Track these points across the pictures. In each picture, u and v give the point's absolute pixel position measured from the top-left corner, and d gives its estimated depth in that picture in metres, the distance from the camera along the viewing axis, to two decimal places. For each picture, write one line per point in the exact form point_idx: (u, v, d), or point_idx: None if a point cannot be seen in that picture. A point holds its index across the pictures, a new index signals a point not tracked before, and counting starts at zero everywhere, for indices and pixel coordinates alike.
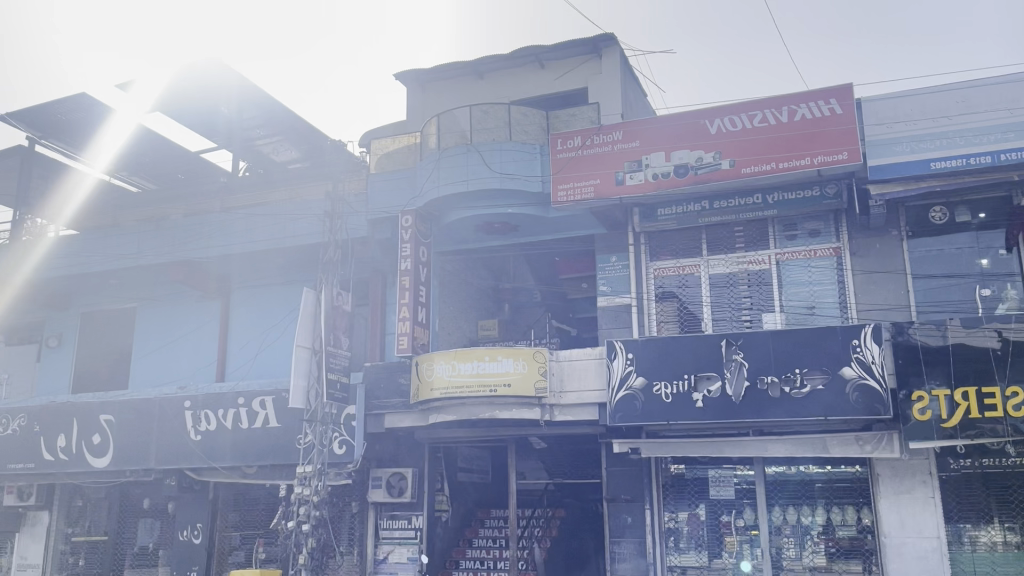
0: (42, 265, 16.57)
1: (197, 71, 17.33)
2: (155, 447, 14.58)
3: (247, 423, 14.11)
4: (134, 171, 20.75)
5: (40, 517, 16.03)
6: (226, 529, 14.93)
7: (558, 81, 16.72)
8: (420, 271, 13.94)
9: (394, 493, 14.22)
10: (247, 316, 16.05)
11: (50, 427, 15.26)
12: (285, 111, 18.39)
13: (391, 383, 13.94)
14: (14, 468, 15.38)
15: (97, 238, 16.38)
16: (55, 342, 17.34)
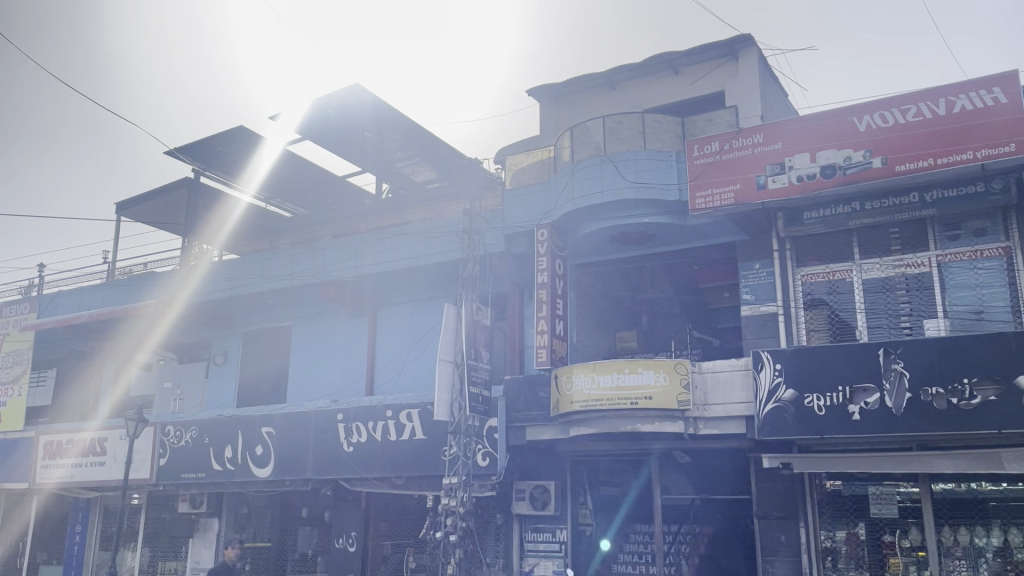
0: (210, 287, 17.80)
1: (343, 99, 18.19)
2: (312, 458, 15.30)
3: (395, 435, 14.59)
4: (287, 196, 22.01)
5: (212, 523, 17.18)
6: (378, 537, 15.45)
7: (693, 86, 16.41)
8: (558, 283, 13.90)
9: (537, 505, 14.38)
10: (393, 332, 16.62)
11: (218, 439, 16.36)
12: (424, 132, 19.01)
13: (533, 396, 14.05)
14: (188, 477, 16.54)
15: (255, 261, 17.42)
16: (221, 358, 18.60)
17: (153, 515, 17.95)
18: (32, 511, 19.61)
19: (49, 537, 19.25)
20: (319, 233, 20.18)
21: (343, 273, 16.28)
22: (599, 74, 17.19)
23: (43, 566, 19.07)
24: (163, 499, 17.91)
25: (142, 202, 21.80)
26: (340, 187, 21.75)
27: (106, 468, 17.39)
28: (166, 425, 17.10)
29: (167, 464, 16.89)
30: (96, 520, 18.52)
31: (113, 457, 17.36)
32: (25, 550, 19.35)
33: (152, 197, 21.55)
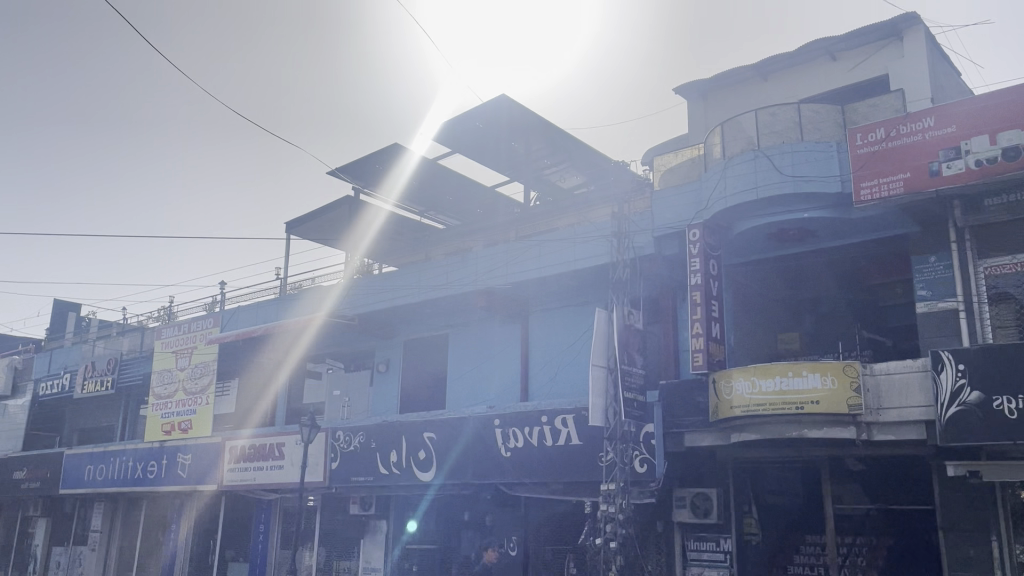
0: (371, 298, 18.61)
1: (491, 111, 18.59)
2: (471, 463, 15.63)
3: (550, 440, 14.63)
4: (439, 209, 22.70)
5: (380, 525, 17.92)
6: (539, 543, 15.55)
7: (852, 72, 15.56)
8: (712, 285, 13.44)
9: (699, 513, 13.96)
10: (545, 337, 16.74)
11: (384, 444, 17.06)
12: (571, 137, 19.10)
13: (690, 402, 13.72)
14: (357, 480, 17.35)
15: (412, 272, 18.07)
16: (383, 366, 19.40)
17: (327, 516, 18.95)
18: (221, 512, 21.19)
19: (236, 536, 20.74)
20: (471, 243, 20.67)
21: (495, 281, 16.55)
22: (748, 67, 16.65)
23: (232, 563, 20.56)
24: (335, 502, 18.89)
25: (308, 222, 23.13)
26: (489, 197, 22.21)
27: (284, 472, 18.54)
28: (336, 431, 18.04)
29: (338, 467, 17.79)
30: (276, 520, 19.76)
31: (290, 461, 18.49)
32: (216, 547, 20.93)
33: (316, 217, 22.82)
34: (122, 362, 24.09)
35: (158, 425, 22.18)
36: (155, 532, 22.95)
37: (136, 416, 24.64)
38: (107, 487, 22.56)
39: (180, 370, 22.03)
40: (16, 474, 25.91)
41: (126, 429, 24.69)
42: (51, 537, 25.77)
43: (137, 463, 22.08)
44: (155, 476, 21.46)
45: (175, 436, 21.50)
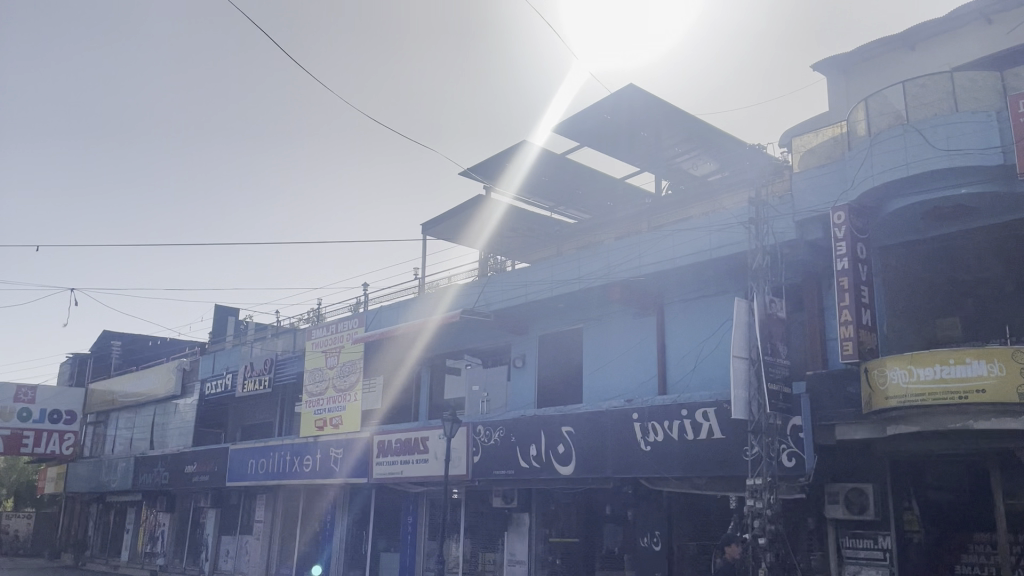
0: (506, 295, 18.87)
1: (620, 102, 18.43)
2: (610, 457, 15.56)
3: (691, 434, 14.31)
4: (570, 202, 22.73)
5: (523, 517, 18.18)
6: (683, 538, 15.30)
7: (1012, 34, 14.40)
8: (861, 269, 12.74)
9: (854, 510, 13.24)
10: (683, 328, 16.44)
11: (523, 438, 17.27)
12: (703, 124, 18.66)
13: (840, 393, 13.09)
14: (498, 473, 17.66)
15: (545, 267, 18.17)
16: (520, 362, 19.66)
17: (470, 509, 19.39)
18: (372, 504, 22.12)
19: (387, 527, 21.57)
20: (603, 236, 20.58)
21: (629, 274, 16.39)
22: (893, 36, 15.73)
23: (383, 553, 21.41)
24: (479, 495, 19.31)
25: (443, 223, 23.72)
26: (620, 188, 22.03)
27: (428, 465, 19.13)
28: (477, 425, 18.43)
29: (480, 461, 18.17)
30: (423, 513, 20.45)
31: (434, 455, 19.06)
32: (369, 538, 21.87)
33: (450, 217, 23.36)
34: (277, 362, 25.61)
35: (312, 421, 23.49)
36: (311, 523, 24.22)
37: (291, 412, 26.10)
38: (268, 479, 24.04)
39: (329, 368, 23.21)
40: (188, 467, 28.07)
41: (283, 425, 26.27)
42: (220, 526, 27.74)
43: (293, 457, 23.38)
44: (310, 469, 22.66)
45: (327, 431, 22.72)
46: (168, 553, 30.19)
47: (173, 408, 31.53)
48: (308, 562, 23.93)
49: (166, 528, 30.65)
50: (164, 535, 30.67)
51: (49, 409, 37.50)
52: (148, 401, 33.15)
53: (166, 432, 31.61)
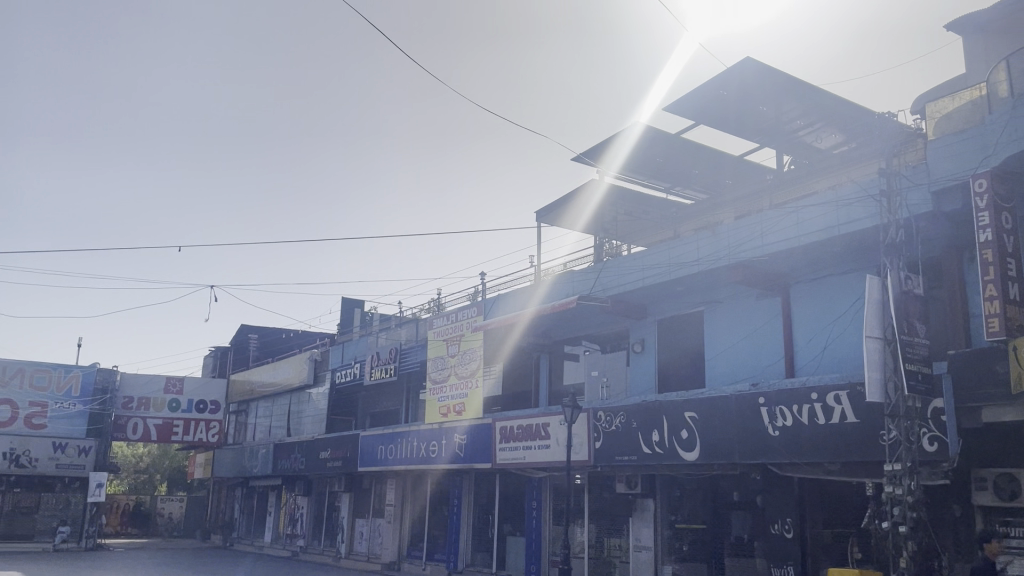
0: (623, 280, 18.69)
1: (736, 77, 17.87)
2: (736, 443, 15.19)
3: (822, 418, 13.74)
4: (686, 183, 22.29)
5: (647, 503, 18.04)
6: (816, 525, 14.79)
7: None
8: (1007, 240, 11.87)
9: (1004, 495, 12.50)
10: (810, 308, 15.83)
11: (645, 423, 17.11)
12: (826, 95, 17.85)
13: (985, 373, 12.27)
14: (621, 459, 17.57)
15: (662, 250, 17.87)
16: (639, 347, 19.47)
17: (595, 494, 19.42)
18: (497, 488, 22.51)
19: (512, 511, 21.88)
20: (722, 216, 20.06)
21: (750, 255, 15.88)
22: None
23: (510, 537, 21.73)
24: (602, 480, 19.30)
25: (557, 209, 23.70)
26: (738, 167, 21.40)
27: (550, 451, 19.26)
28: (597, 412, 18.39)
29: (602, 447, 18.13)
30: (548, 498, 20.63)
31: (556, 440, 19.15)
32: (495, 521, 22.25)
33: (566, 203, 23.34)
34: (402, 351, 26.38)
35: (436, 408, 24.01)
36: (439, 506, 24.88)
37: (417, 399, 26.87)
38: (396, 464, 24.86)
39: (451, 356, 23.66)
40: (322, 453, 29.41)
41: (409, 412, 27.11)
42: (354, 509, 28.94)
43: (420, 443, 24.06)
44: (437, 455, 23.26)
45: (452, 418, 23.13)
46: (307, 534, 31.78)
47: (307, 396, 33.10)
48: (437, 545, 24.58)
49: (305, 511, 32.24)
50: (303, 517, 32.30)
51: (196, 399, 40.13)
52: (284, 391, 34.93)
53: (302, 420, 33.22)
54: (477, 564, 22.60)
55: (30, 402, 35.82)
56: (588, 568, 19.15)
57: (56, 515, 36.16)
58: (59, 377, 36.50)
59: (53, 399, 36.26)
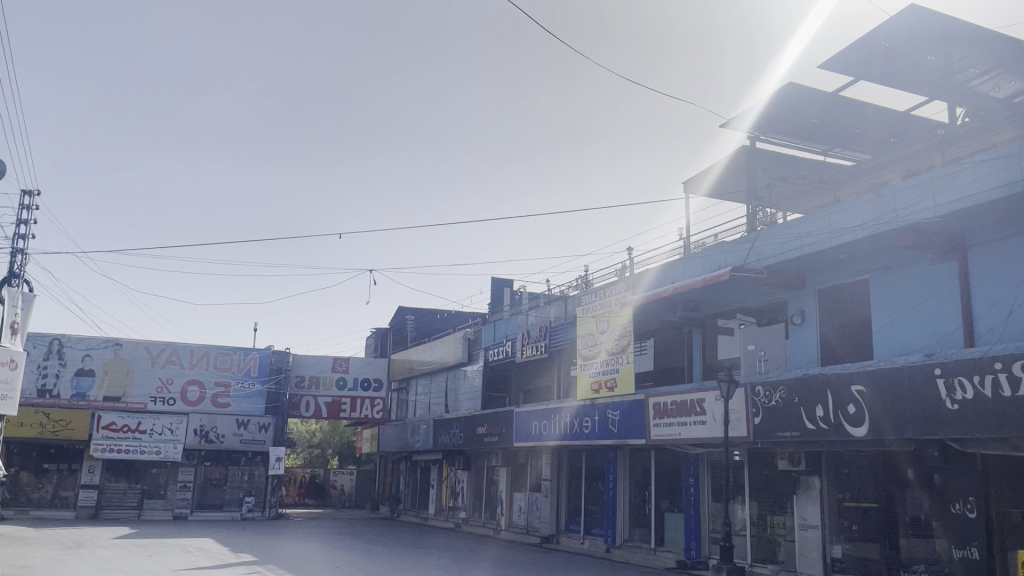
0: (780, 249, 17.94)
1: (898, 27, 16.63)
2: (909, 417, 14.28)
3: (1007, 391, 12.65)
4: (845, 143, 21.06)
5: (812, 480, 17.36)
6: (1003, 505, 13.69)
7: None
8: None
9: None
10: (993, 270, 14.57)
11: (808, 399, 16.42)
12: (1003, 38, 16.30)
13: None
14: (783, 435, 16.97)
15: (821, 216, 16.99)
16: (799, 319, 18.67)
17: (755, 471, 18.92)
18: (653, 464, 22.37)
19: (669, 487, 21.69)
20: (886, 178, 18.83)
21: (920, 217, 14.81)
22: None
23: (667, 513, 21.54)
24: (763, 456, 18.77)
25: (706, 177, 23.00)
26: (904, 123, 19.91)
27: (706, 427, 18.88)
28: (755, 386, 17.85)
29: (761, 423, 17.58)
30: (705, 475, 20.30)
31: (712, 416, 18.77)
32: (652, 497, 22.14)
33: (715, 172, 22.64)
34: (552, 328, 26.61)
35: (587, 384, 24.05)
36: (594, 482, 25.04)
37: (568, 375, 27.08)
38: (551, 440, 25.18)
39: (600, 333, 23.48)
40: (479, 429, 30.26)
41: (561, 389, 27.36)
42: (511, 483, 29.66)
43: (574, 419, 24.24)
44: (591, 431, 23.38)
45: (603, 394, 23.11)
46: (469, 507, 32.86)
47: (463, 374, 34.11)
48: (594, 519, 24.76)
49: (465, 484, 33.38)
50: (463, 490, 33.45)
51: (360, 377, 42.35)
52: (441, 369, 36.15)
53: (458, 397, 34.29)
54: (635, 540, 22.59)
55: (215, 382, 39.20)
56: (750, 546, 18.69)
57: (242, 487, 38.72)
58: (239, 359, 39.85)
59: (234, 378, 39.56)
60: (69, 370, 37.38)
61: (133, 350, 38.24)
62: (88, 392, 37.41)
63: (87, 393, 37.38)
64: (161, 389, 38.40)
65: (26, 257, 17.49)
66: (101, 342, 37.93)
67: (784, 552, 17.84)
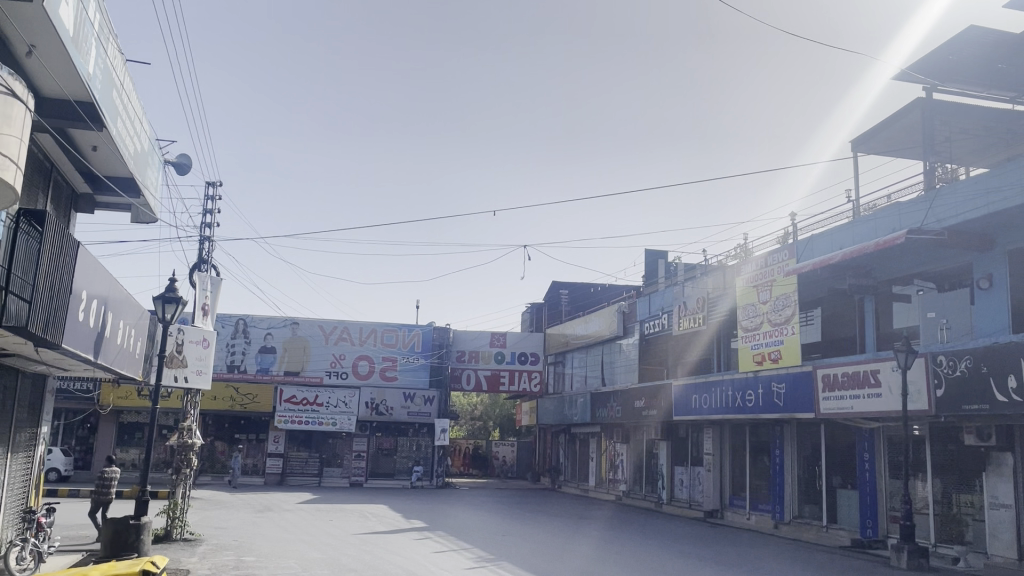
0: (963, 208, 16.53)
1: None
2: None
3: None
4: None
5: (1004, 457, 15.97)
6: None
7: None
8: None
9: None
10: None
11: (997, 368, 15.07)
12: None
13: None
14: (969, 408, 15.67)
15: (1011, 168, 15.45)
16: (986, 283, 17.16)
17: (938, 446, 17.71)
18: (823, 439, 21.43)
19: (841, 463, 20.68)
20: None
21: None
22: None
23: (840, 490, 20.57)
24: (948, 431, 17.52)
25: (876, 135, 21.54)
26: None
27: (883, 400, 17.78)
28: (937, 356, 16.64)
29: (945, 395, 16.36)
30: (882, 450, 19.22)
31: (888, 388, 17.68)
32: (823, 473, 21.21)
33: (885, 128, 21.17)
34: (709, 300, 25.93)
35: (749, 356, 23.35)
36: (760, 457, 24.29)
37: (728, 347, 26.34)
38: (712, 414, 24.57)
39: (763, 303, 22.66)
40: (637, 403, 30.06)
41: (722, 362, 26.60)
42: (672, 457, 29.31)
43: (736, 393, 23.53)
44: (754, 405, 22.60)
45: (767, 366, 22.35)
46: (629, 481, 32.79)
47: (618, 347, 33.99)
48: (760, 495, 24.02)
49: (625, 458, 33.35)
50: (623, 464, 33.43)
51: (518, 352, 43.16)
52: (596, 343, 36.13)
53: (615, 370, 34.17)
54: (804, 517, 21.72)
55: (383, 357, 41.27)
56: (934, 525, 17.50)
57: (411, 457, 40.66)
58: (403, 335, 41.75)
59: (400, 354, 41.49)
60: (254, 347, 40.41)
61: (308, 328, 40.93)
62: (271, 368, 40.35)
63: (270, 368, 40.31)
64: (335, 363, 40.87)
65: (212, 243, 19.01)
66: (280, 322, 40.78)
67: (973, 532, 16.58)
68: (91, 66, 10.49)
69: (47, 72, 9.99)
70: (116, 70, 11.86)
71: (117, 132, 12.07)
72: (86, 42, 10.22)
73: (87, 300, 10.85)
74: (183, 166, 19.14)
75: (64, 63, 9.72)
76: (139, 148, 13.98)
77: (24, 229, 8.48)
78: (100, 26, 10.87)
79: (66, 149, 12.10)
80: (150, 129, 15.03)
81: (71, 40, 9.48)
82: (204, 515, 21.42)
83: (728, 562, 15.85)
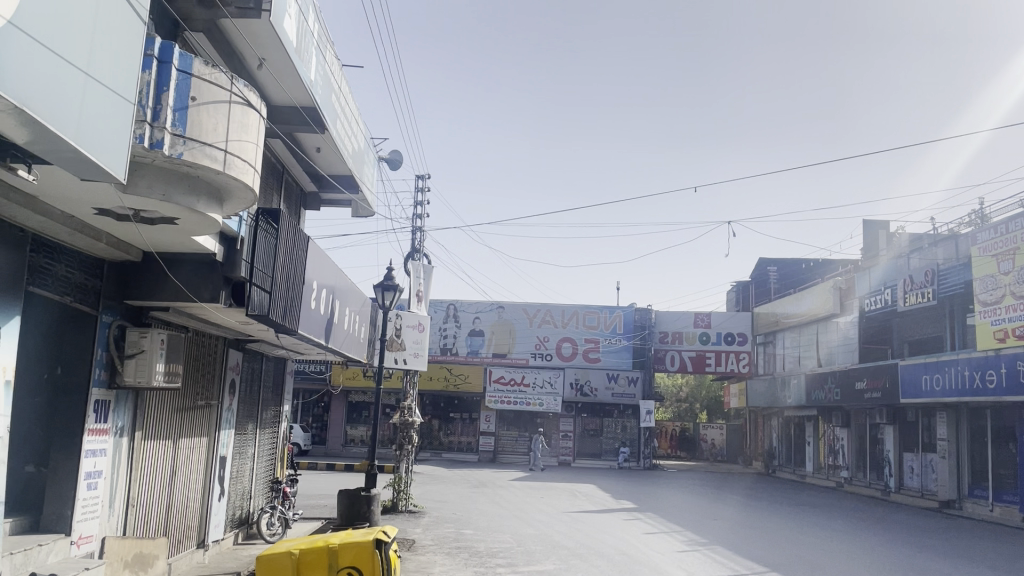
0: None
1: None
2: None
3: None
4: None
5: None
6: None
7: None
8: None
9: None
10: None
11: None
12: None
13: None
14: None
15: None
16: None
17: None
18: None
19: None
20: None
21: None
22: None
23: None
24: None
25: None
26: None
27: None
28: None
29: None
30: None
31: None
32: None
33: None
34: (940, 272, 23.77)
35: (990, 333, 20.99)
36: (1005, 443, 21.96)
37: (964, 325, 23.90)
38: (945, 396, 22.51)
39: (1005, 273, 20.42)
40: (858, 384, 28.15)
41: (956, 340, 24.26)
42: (901, 442, 27.17)
43: (974, 372, 21.29)
44: (997, 386, 20.28)
45: (1012, 343, 19.85)
46: (851, 466, 30.81)
47: (834, 326, 32.04)
48: (1005, 484, 21.68)
49: (846, 442, 31.39)
50: (844, 449, 31.43)
51: (724, 332, 41.92)
52: (810, 322, 34.26)
53: (832, 350, 32.22)
54: None
55: (586, 339, 41.70)
56: None
57: (618, 438, 40.70)
58: (605, 317, 41.92)
59: (603, 335, 41.68)
60: (464, 331, 42.24)
61: (514, 312, 42.17)
62: (480, 350, 41.99)
63: (480, 351, 41.95)
64: (540, 345, 41.84)
65: (424, 233, 20.03)
66: (487, 306, 42.31)
67: None
68: (313, 74, 11.39)
69: (276, 82, 10.95)
70: (334, 76, 12.78)
71: (336, 133, 13.04)
72: (308, 51, 11.09)
73: (317, 289, 11.80)
74: (395, 161, 20.28)
75: (289, 72, 10.59)
76: (356, 148, 15.02)
77: (266, 229, 9.34)
78: (319, 35, 11.76)
79: (294, 152, 13.23)
80: (366, 129, 16.07)
81: (295, 50, 10.32)
82: (426, 489, 22.73)
83: (972, 558, 14.37)
